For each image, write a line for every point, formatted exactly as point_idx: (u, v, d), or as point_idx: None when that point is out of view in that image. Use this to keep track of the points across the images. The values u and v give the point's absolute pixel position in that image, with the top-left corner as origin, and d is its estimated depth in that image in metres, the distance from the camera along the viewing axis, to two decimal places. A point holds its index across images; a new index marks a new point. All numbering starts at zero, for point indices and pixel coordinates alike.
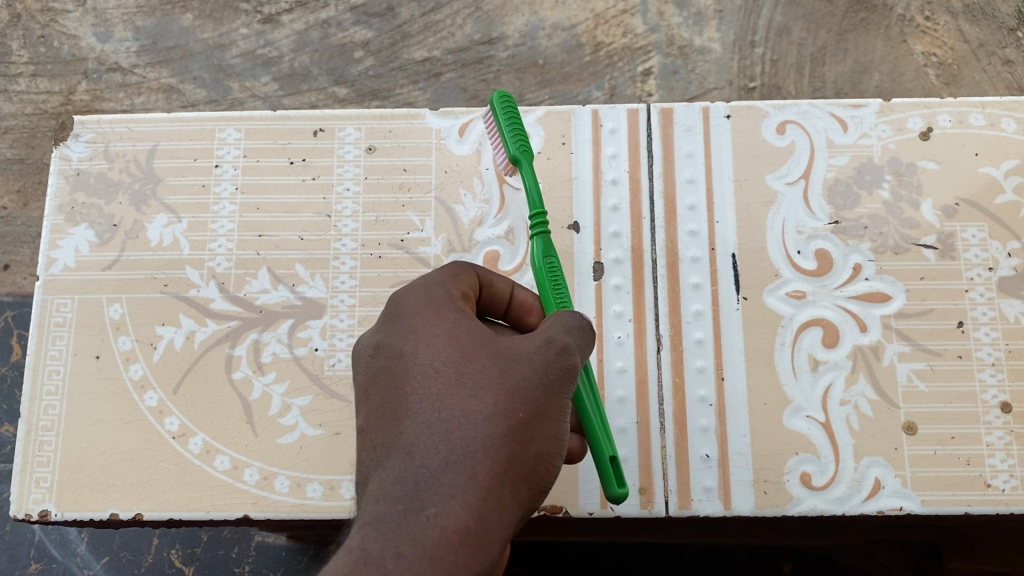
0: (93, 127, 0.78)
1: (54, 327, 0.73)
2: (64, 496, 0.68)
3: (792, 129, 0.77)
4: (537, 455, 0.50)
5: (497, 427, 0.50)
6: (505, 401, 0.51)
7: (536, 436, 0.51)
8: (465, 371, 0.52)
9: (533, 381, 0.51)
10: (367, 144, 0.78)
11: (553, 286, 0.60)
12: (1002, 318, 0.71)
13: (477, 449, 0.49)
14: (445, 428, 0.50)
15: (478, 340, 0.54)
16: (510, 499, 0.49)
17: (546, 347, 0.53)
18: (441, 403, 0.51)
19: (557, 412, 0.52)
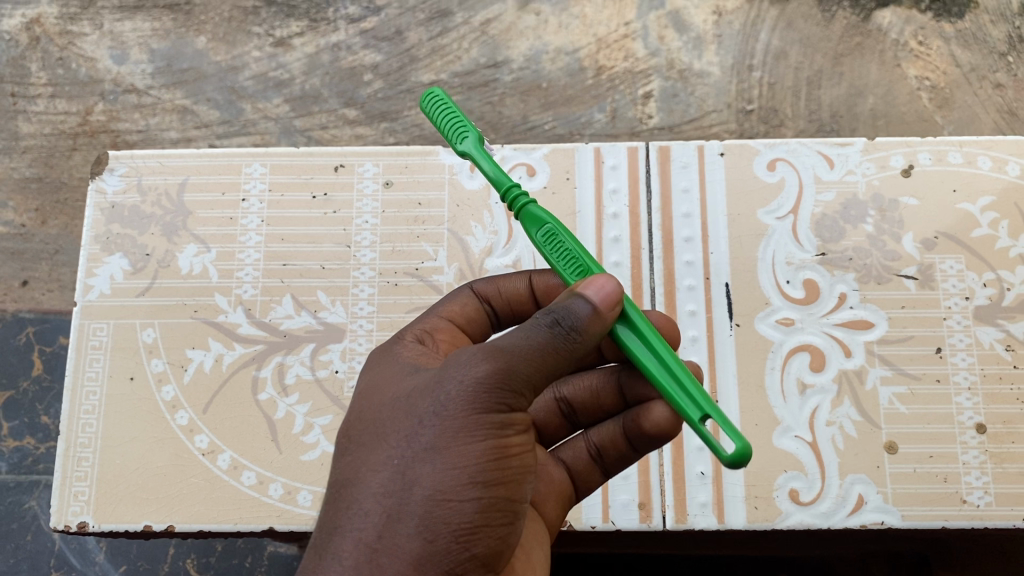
0: (126, 162, 0.84)
1: (91, 350, 0.78)
2: (101, 508, 0.73)
3: (782, 166, 0.82)
4: (433, 499, 0.48)
5: (384, 482, 0.50)
6: (398, 450, 0.50)
7: (428, 479, 0.48)
8: (374, 427, 0.53)
9: (426, 419, 0.50)
10: (385, 179, 0.83)
11: (563, 259, 0.55)
12: (978, 344, 0.76)
13: (364, 510, 0.50)
14: (342, 493, 0.52)
15: (401, 388, 0.54)
16: (398, 553, 0.48)
17: (454, 372, 0.50)
18: (348, 466, 0.53)
19: (459, 445, 0.48)
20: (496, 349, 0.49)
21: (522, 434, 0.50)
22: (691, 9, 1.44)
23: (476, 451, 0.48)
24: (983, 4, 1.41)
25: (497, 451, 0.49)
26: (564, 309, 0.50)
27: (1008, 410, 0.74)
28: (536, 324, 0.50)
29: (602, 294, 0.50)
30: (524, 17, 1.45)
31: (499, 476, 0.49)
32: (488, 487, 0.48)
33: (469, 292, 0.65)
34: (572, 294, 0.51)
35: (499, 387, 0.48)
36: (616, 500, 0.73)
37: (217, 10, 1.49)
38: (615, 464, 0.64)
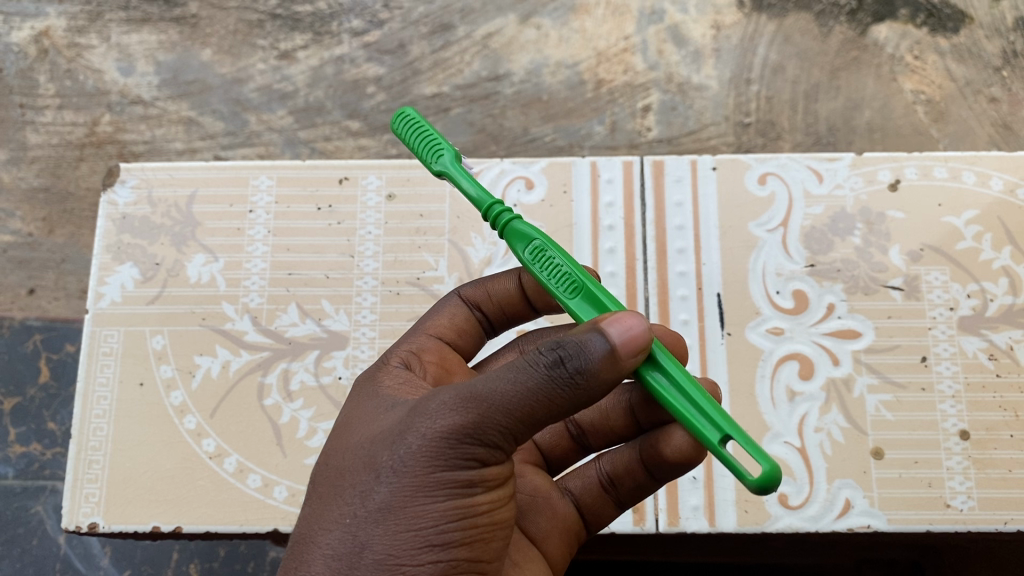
0: (138, 174, 0.87)
1: (102, 356, 0.80)
2: (111, 510, 0.75)
3: (772, 180, 0.85)
4: (385, 562, 0.47)
5: (336, 541, 0.48)
6: (352, 506, 0.49)
7: (381, 541, 0.47)
8: (333, 476, 0.52)
9: (383, 475, 0.48)
10: (388, 191, 0.86)
11: (553, 275, 0.54)
12: (962, 353, 0.78)
13: (313, 570, 0.48)
14: (295, 548, 0.50)
15: (363, 433, 0.52)
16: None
17: (419, 424, 0.48)
18: (304, 517, 0.52)
19: (416, 505, 0.47)
20: (465, 399, 0.47)
21: (489, 490, 0.49)
22: (690, 23, 1.47)
23: (436, 512, 0.47)
24: (978, 19, 1.43)
25: (457, 512, 0.48)
26: (566, 344, 0.46)
27: (992, 418, 0.76)
28: (536, 360, 0.47)
29: (624, 332, 0.46)
30: (525, 30, 1.48)
31: (458, 537, 0.48)
32: (445, 550, 0.47)
33: (459, 299, 0.65)
34: (582, 330, 0.47)
35: (463, 443, 0.47)
36: None
37: (223, 23, 1.52)
38: (630, 494, 0.63)
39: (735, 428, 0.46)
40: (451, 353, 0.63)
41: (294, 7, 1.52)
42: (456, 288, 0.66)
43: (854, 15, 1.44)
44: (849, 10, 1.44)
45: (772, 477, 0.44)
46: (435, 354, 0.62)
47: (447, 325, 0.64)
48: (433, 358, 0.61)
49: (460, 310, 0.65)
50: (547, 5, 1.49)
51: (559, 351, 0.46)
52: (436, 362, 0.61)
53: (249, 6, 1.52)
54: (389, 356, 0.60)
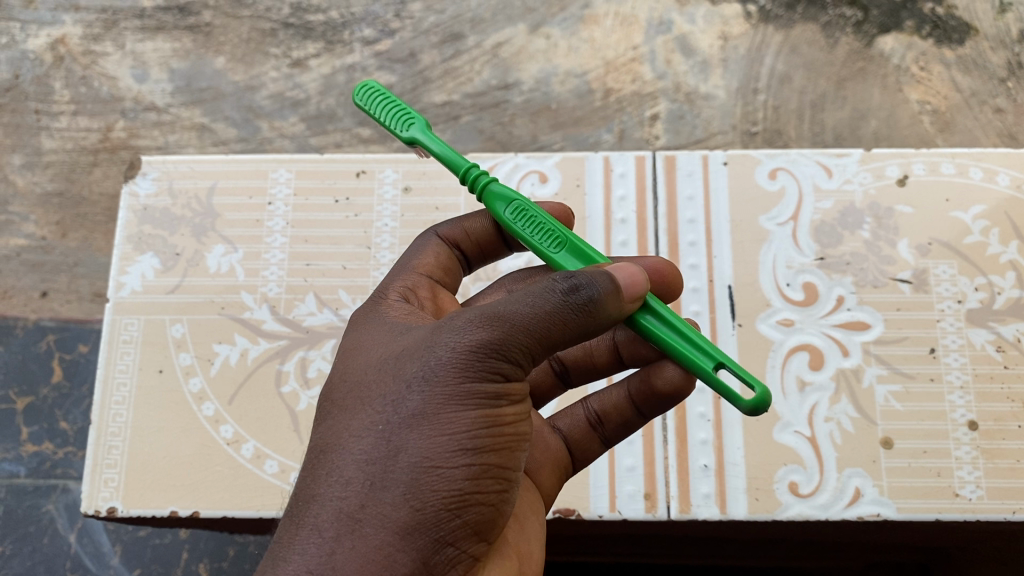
0: (158, 167, 0.91)
1: (122, 344, 0.84)
2: (129, 495, 0.78)
3: (783, 175, 0.88)
4: (420, 465, 0.48)
5: (368, 448, 0.50)
6: (382, 416, 0.50)
7: (415, 446, 0.49)
8: (354, 393, 0.53)
9: (413, 385, 0.50)
10: (404, 184, 0.90)
11: (535, 231, 0.58)
12: (970, 346, 0.80)
13: (346, 477, 0.49)
14: (321, 459, 0.51)
15: (382, 355, 0.54)
16: (385, 521, 0.47)
17: (447, 337, 0.50)
18: (326, 433, 0.52)
19: (448, 411, 0.49)
20: (492, 317, 0.50)
21: (513, 405, 0.51)
22: (698, 34, 1.48)
23: (467, 418, 0.49)
24: (983, 30, 1.44)
25: (487, 420, 0.49)
26: (581, 275, 0.50)
27: (1000, 408, 0.78)
28: (553, 285, 0.50)
29: (623, 275, 0.52)
30: (535, 40, 1.50)
31: (487, 445, 0.50)
32: (477, 454, 0.49)
33: (437, 239, 0.66)
34: (592, 268, 0.52)
35: (492, 355, 0.49)
36: (623, 490, 0.78)
37: (237, 32, 1.54)
38: (617, 431, 0.67)
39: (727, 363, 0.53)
40: (440, 291, 0.65)
41: (306, 16, 1.54)
42: (433, 226, 0.67)
43: (860, 26, 1.46)
44: (855, 22, 1.46)
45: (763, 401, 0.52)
46: (428, 291, 0.64)
47: (431, 264, 0.65)
48: (427, 294, 0.63)
49: (440, 249, 0.66)
50: (556, 14, 1.51)
51: (574, 280, 0.50)
52: (430, 299, 0.63)
53: (262, 16, 1.54)
54: (387, 291, 0.62)
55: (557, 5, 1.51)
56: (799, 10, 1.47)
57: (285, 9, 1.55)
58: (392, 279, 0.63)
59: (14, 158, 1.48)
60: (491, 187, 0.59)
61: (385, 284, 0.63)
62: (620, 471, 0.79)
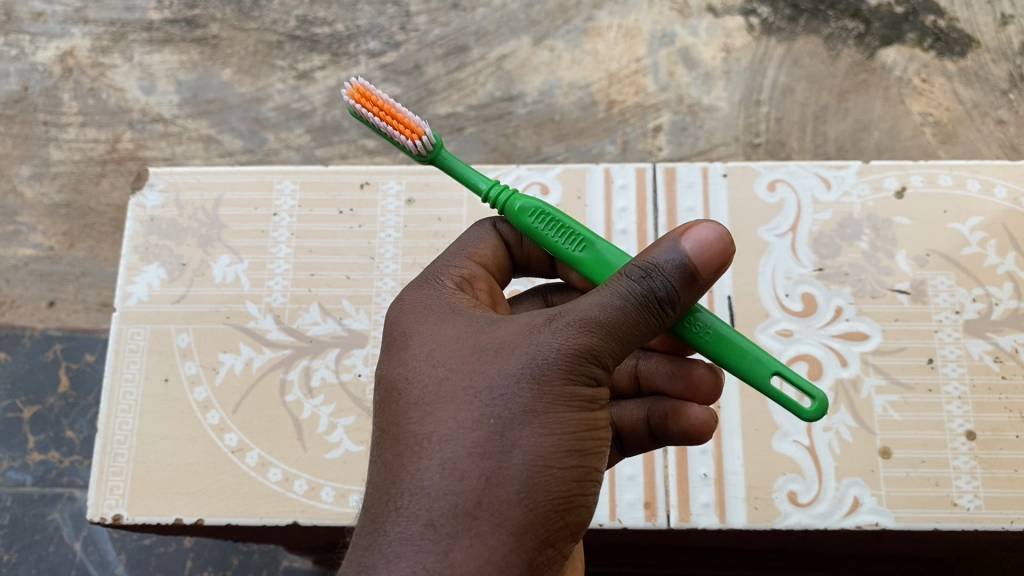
0: (165, 178, 0.92)
1: (128, 353, 0.85)
2: (135, 502, 0.79)
3: (782, 187, 0.89)
4: (534, 464, 0.50)
5: (479, 441, 0.50)
6: (484, 410, 0.51)
7: (528, 444, 0.50)
8: (448, 380, 0.53)
9: (521, 380, 0.51)
10: (407, 196, 0.91)
11: (561, 234, 0.59)
12: (967, 356, 0.81)
13: (457, 471, 0.50)
14: (422, 448, 0.51)
15: (463, 347, 0.55)
16: (502, 520, 0.49)
17: (547, 338, 0.52)
18: (422, 420, 0.53)
19: (555, 411, 0.51)
20: (593, 317, 0.52)
21: (602, 407, 0.54)
22: (700, 46, 1.49)
23: (572, 420, 0.51)
24: (984, 43, 1.45)
25: (587, 422, 0.52)
26: (660, 266, 0.52)
27: (998, 418, 0.79)
28: (627, 284, 0.52)
29: (700, 244, 0.52)
30: (539, 52, 1.51)
31: (586, 446, 0.52)
32: (580, 456, 0.52)
33: (493, 235, 0.67)
34: (666, 247, 0.53)
35: (594, 357, 0.51)
36: (623, 499, 0.79)
37: (244, 44, 1.55)
38: (630, 448, 0.70)
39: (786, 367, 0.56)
40: (494, 283, 0.66)
41: (312, 29, 1.55)
42: (492, 218, 0.68)
43: (862, 38, 1.47)
44: (857, 34, 1.47)
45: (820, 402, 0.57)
46: (485, 282, 0.65)
47: (488, 256, 0.66)
48: (484, 286, 0.64)
49: (497, 246, 0.67)
50: (560, 27, 1.52)
51: (652, 278, 0.52)
52: (487, 290, 0.64)
53: (269, 28, 1.56)
54: (442, 277, 0.63)
55: (561, 18, 1.52)
56: (801, 23, 1.48)
57: (291, 22, 1.56)
58: (451, 265, 0.64)
59: (23, 169, 1.49)
60: (511, 199, 0.60)
61: (442, 268, 0.63)
62: (620, 480, 0.80)
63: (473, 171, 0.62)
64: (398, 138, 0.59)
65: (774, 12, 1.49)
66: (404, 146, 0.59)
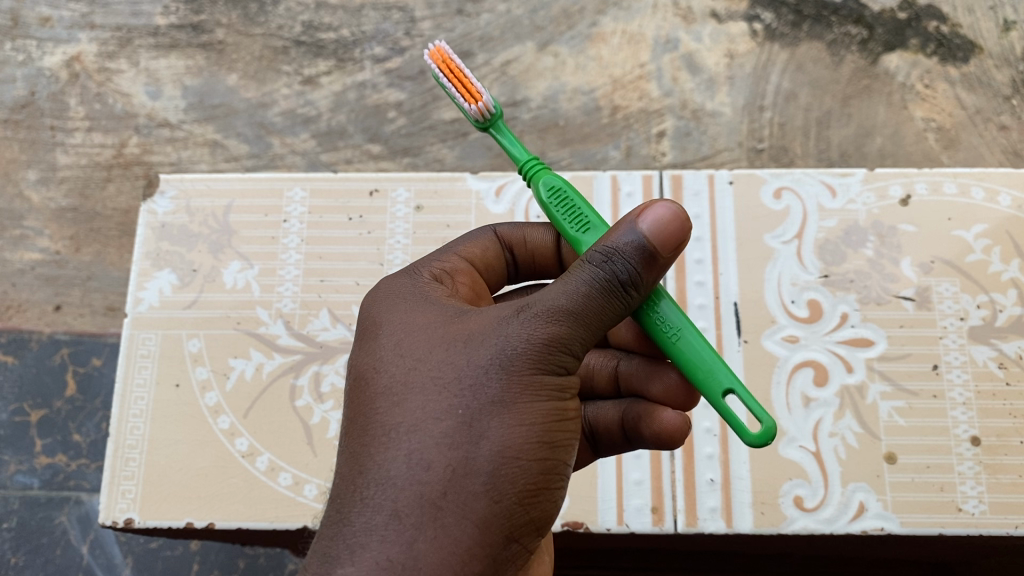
0: (176, 185, 0.93)
1: (140, 358, 0.86)
2: (146, 506, 0.80)
3: (788, 195, 0.89)
4: (501, 456, 0.51)
5: (446, 432, 0.51)
6: (451, 401, 0.52)
7: (495, 435, 0.51)
8: (417, 370, 0.54)
9: (490, 371, 0.52)
10: (416, 203, 0.92)
11: (569, 216, 0.60)
12: (972, 362, 0.82)
13: (423, 461, 0.51)
14: (390, 439, 0.52)
15: (434, 337, 0.55)
16: (467, 512, 0.50)
17: (515, 328, 0.52)
18: (390, 410, 0.54)
19: (524, 402, 0.52)
20: (560, 306, 0.52)
21: (573, 397, 0.54)
22: (704, 52, 1.50)
23: (541, 411, 0.52)
24: (987, 48, 1.46)
25: (557, 413, 0.53)
26: (619, 249, 0.52)
27: (1002, 424, 0.79)
28: (589, 270, 0.52)
29: (656, 223, 0.52)
30: (543, 58, 1.52)
31: (556, 438, 0.53)
32: (549, 448, 0.52)
33: (494, 237, 0.69)
34: (625, 229, 0.53)
35: (562, 346, 0.52)
36: (630, 504, 0.79)
37: (250, 49, 1.56)
38: (603, 448, 0.71)
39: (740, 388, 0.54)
40: (479, 280, 0.66)
41: (318, 35, 1.56)
42: (494, 224, 0.70)
43: (866, 44, 1.47)
44: (860, 40, 1.48)
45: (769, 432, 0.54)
46: (468, 276, 0.65)
47: (478, 254, 0.67)
48: (465, 280, 0.64)
49: (492, 245, 0.68)
50: (564, 33, 1.52)
51: (613, 262, 0.52)
52: (468, 284, 0.64)
53: (275, 34, 1.57)
54: (421, 269, 0.63)
55: (565, 23, 1.53)
56: (804, 29, 1.49)
57: (297, 28, 1.57)
58: (435, 259, 0.65)
59: (30, 173, 1.50)
60: (534, 171, 0.61)
61: (425, 261, 0.64)
62: (627, 485, 0.80)
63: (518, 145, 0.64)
64: (457, 99, 0.63)
65: (778, 18, 1.50)
66: (464, 108, 0.63)
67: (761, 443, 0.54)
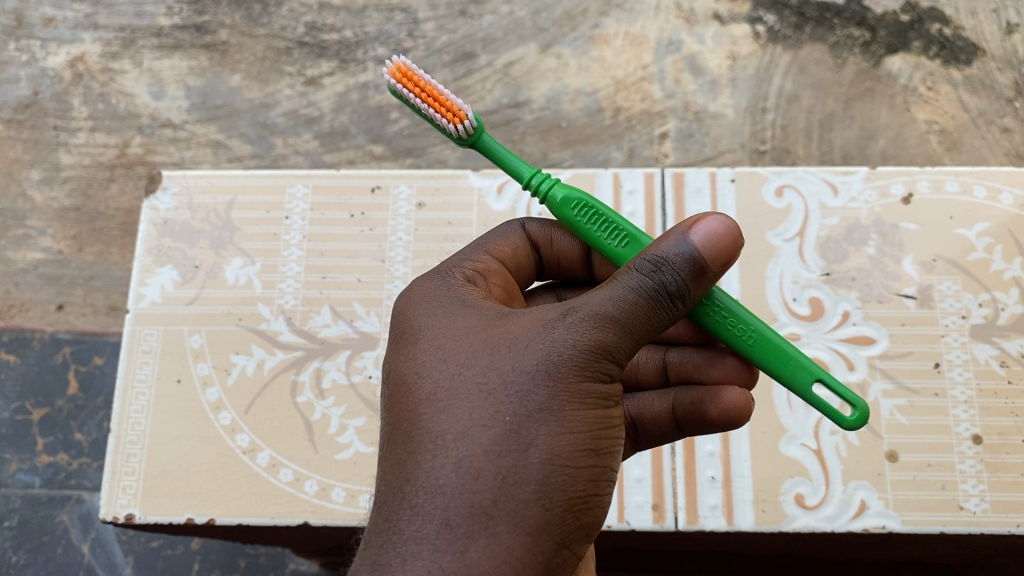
0: (178, 182, 0.93)
1: (141, 354, 0.86)
2: (147, 502, 0.80)
3: (789, 193, 0.90)
4: (550, 463, 0.51)
5: (494, 439, 0.51)
6: (500, 407, 0.52)
7: (544, 443, 0.51)
8: (461, 376, 0.54)
9: (537, 377, 0.52)
10: (417, 200, 0.92)
11: (607, 231, 0.61)
12: (974, 360, 0.82)
13: (474, 469, 0.51)
14: (436, 446, 0.52)
15: (476, 342, 0.55)
16: (518, 521, 0.50)
17: (562, 334, 0.53)
18: (436, 416, 0.53)
19: (571, 409, 0.52)
20: (606, 313, 0.53)
21: (616, 404, 0.55)
22: (707, 54, 1.50)
23: (588, 418, 0.52)
24: (990, 51, 1.46)
25: (601, 420, 0.53)
26: (669, 260, 0.53)
27: (1003, 422, 0.80)
28: (636, 278, 0.53)
29: (708, 236, 0.54)
30: (545, 59, 1.52)
31: (600, 445, 0.53)
32: (595, 455, 0.53)
33: (522, 237, 0.68)
34: (674, 240, 0.54)
35: (608, 353, 0.53)
36: (632, 501, 0.80)
37: (252, 50, 1.56)
38: (645, 439, 0.71)
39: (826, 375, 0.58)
40: (510, 280, 0.67)
41: (321, 36, 1.56)
42: (521, 219, 0.69)
43: (868, 46, 1.47)
44: (863, 42, 1.48)
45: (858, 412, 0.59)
46: (499, 277, 0.65)
47: (508, 253, 0.67)
48: (497, 281, 0.65)
49: (522, 244, 0.68)
50: (566, 34, 1.53)
51: (662, 272, 0.53)
52: (500, 285, 0.65)
53: (278, 35, 1.57)
54: (453, 270, 0.63)
55: (568, 25, 1.53)
56: (807, 31, 1.49)
57: (300, 28, 1.57)
58: (466, 258, 0.65)
59: (33, 173, 1.50)
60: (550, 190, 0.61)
61: (456, 262, 0.64)
62: (629, 482, 0.81)
63: (517, 159, 0.63)
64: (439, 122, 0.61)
65: (780, 20, 1.50)
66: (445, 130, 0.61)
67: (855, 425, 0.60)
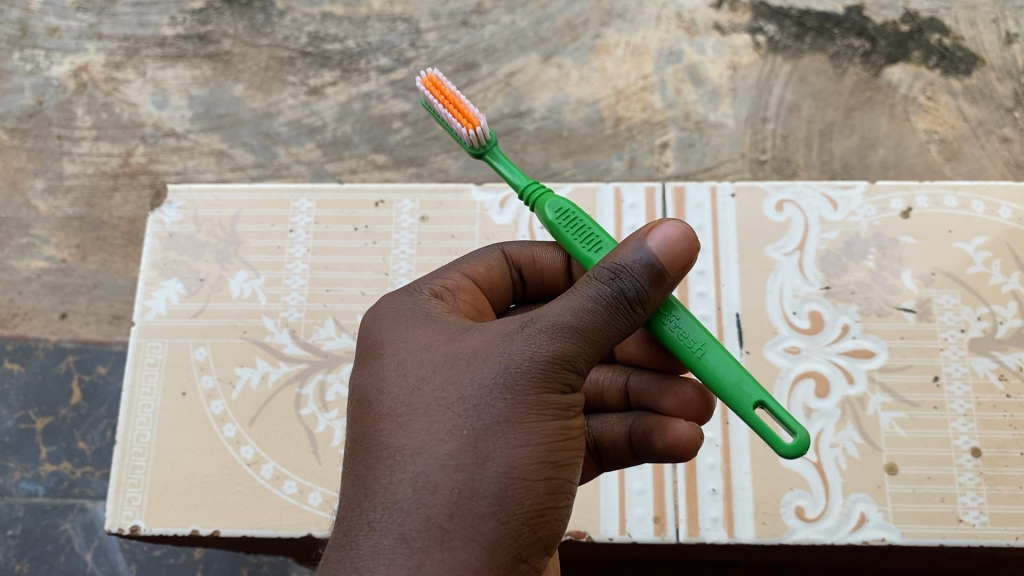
0: (184, 196, 0.94)
1: (147, 366, 0.87)
2: (152, 513, 0.81)
3: (789, 207, 0.91)
4: (507, 476, 0.52)
5: (452, 453, 0.52)
6: (459, 421, 0.53)
7: (501, 455, 0.52)
8: (421, 391, 0.55)
9: (495, 390, 0.53)
10: (421, 213, 0.93)
11: (581, 237, 0.62)
12: (973, 374, 0.82)
13: (431, 483, 0.51)
14: (395, 462, 0.53)
15: (437, 357, 0.56)
16: (474, 535, 0.50)
17: (520, 346, 0.53)
18: (395, 432, 0.54)
19: (529, 422, 0.53)
20: (565, 323, 0.53)
21: (577, 414, 0.56)
22: (707, 64, 1.51)
23: (545, 431, 0.53)
24: (989, 61, 1.47)
25: (561, 432, 0.54)
26: (627, 266, 0.54)
27: (1002, 435, 0.80)
28: (595, 287, 0.54)
29: (664, 242, 0.54)
30: (547, 69, 1.53)
31: (559, 457, 0.54)
32: (553, 467, 0.53)
33: (503, 258, 0.70)
34: (632, 247, 0.55)
35: (566, 364, 0.53)
36: (632, 513, 0.81)
37: (255, 60, 1.57)
38: (608, 461, 0.72)
39: (769, 399, 0.55)
40: (481, 297, 0.68)
41: (324, 45, 1.57)
42: (501, 243, 0.71)
43: (868, 56, 1.48)
44: (863, 52, 1.49)
45: (802, 444, 0.55)
46: (469, 294, 0.66)
47: (481, 272, 0.68)
48: (466, 297, 0.65)
49: (498, 264, 0.69)
50: (568, 45, 1.54)
51: (621, 279, 0.54)
52: (469, 302, 0.65)
53: (280, 44, 1.58)
54: (422, 287, 0.64)
55: (568, 35, 1.54)
56: (807, 41, 1.50)
57: (303, 38, 1.58)
58: (437, 276, 0.66)
59: (37, 182, 1.51)
60: (540, 203, 0.62)
61: (427, 279, 0.65)
62: (630, 494, 0.82)
63: (516, 170, 0.66)
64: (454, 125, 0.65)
65: (781, 30, 1.51)
66: (459, 134, 0.65)
67: (797, 454, 0.55)
